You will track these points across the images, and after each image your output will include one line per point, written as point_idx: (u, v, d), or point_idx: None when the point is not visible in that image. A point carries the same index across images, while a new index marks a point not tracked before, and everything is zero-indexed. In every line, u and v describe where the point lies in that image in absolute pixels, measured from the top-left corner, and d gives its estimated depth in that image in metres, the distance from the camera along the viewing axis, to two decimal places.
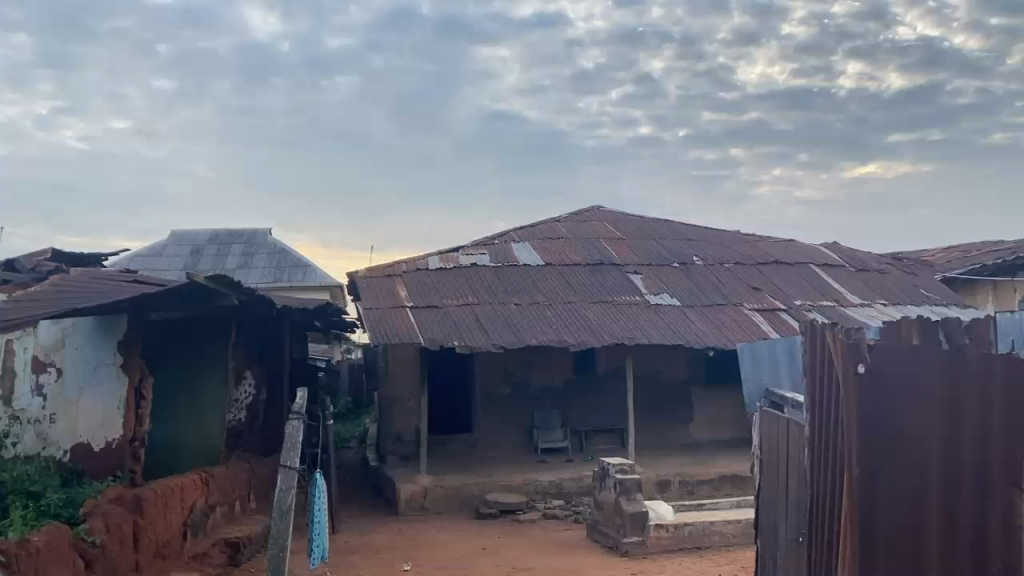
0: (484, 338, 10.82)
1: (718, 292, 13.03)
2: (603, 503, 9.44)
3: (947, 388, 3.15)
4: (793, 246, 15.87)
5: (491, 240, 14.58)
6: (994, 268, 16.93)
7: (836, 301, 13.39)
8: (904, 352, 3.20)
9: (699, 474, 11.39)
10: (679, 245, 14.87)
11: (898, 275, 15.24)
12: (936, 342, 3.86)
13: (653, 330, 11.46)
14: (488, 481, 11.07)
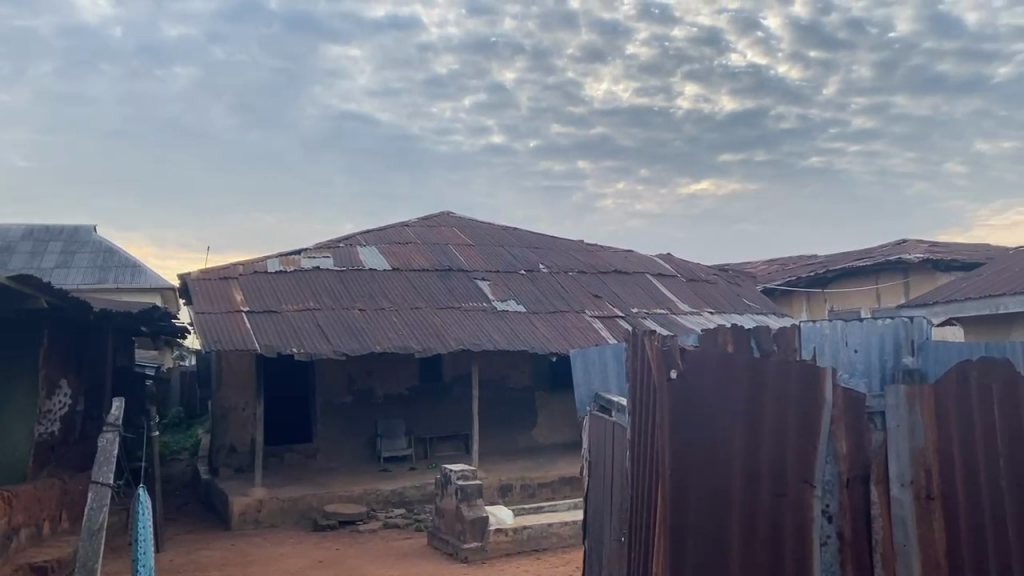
0: (325, 344, 10.53)
1: (561, 299, 13.37)
2: (445, 509, 9.41)
3: (750, 391, 3.38)
4: (632, 256, 16.55)
5: (335, 243, 14.22)
6: (808, 281, 18.45)
7: (670, 309, 14.11)
8: (713, 357, 3.39)
9: (540, 478, 11.61)
10: (524, 252, 15.13)
11: (725, 286, 16.25)
12: (749, 348, 4.09)
13: (498, 336, 11.57)
14: (327, 492, 10.75)
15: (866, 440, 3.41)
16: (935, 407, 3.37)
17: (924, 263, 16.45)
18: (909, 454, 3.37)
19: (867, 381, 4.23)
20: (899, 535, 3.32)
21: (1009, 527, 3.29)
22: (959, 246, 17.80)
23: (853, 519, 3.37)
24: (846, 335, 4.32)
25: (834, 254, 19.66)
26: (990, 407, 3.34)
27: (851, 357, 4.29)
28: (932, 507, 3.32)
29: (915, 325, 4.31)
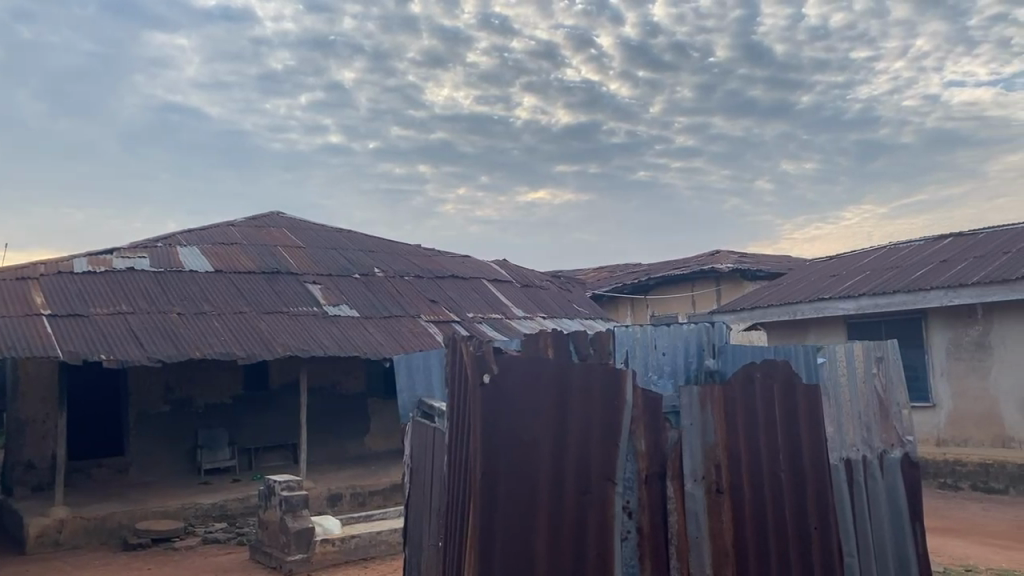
0: (139, 351, 9.85)
1: (396, 304, 13.25)
2: (268, 522, 9.04)
3: (557, 395, 3.52)
4: (467, 261, 16.69)
5: (152, 243, 13.35)
6: (632, 287, 19.43)
7: (503, 314, 14.35)
8: (525, 361, 3.49)
9: (370, 485, 11.44)
10: (358, 255, 14.87)
11: (556, 291, 16.77)
12: (567, 352, 4.21)
13: (329, 342, 11.30)
14: (138, 509, 10.03)
15: (664, 438, 3.66)
16: (725, 407, 3.76)
17: (734, 272, 17.78)
18: (701, 451, 3.71)
19: (672, 381, 4.43)
20: (692, 528, 3.62)
21: (785, 515, 3.76)
22: (764, 257, 19.40)
23: (650, 516, 3.58)
24: (655, 339, 4.40)
25: (656, 262, 20.83)
26: (769, 407, 3.84)
27: (659, 359, 4.41)
28: (721, 500, 3.68)
29: (717, 328, 4.51)
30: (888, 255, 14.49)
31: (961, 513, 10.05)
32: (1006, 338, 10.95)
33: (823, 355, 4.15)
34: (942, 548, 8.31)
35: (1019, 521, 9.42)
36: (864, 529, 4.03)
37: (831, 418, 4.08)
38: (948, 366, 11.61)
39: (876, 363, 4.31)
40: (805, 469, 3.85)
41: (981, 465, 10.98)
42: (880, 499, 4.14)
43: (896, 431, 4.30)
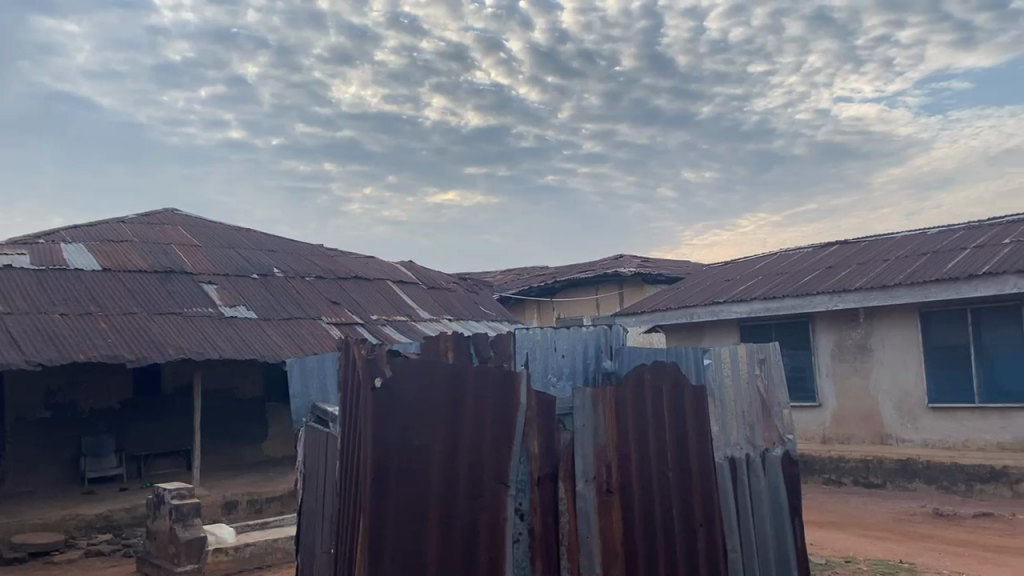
0: (17, 353, 9.27)
1: (296, 306, 12.94)
2: (157, 532, 8.66)
3: (450, 399, 3.50)
4: (371, 263, 16.46)
5: (34, 239, 12.60)
6: (539, 289, 19.64)
7: (408, 316, 14.23)
8: (417, 365, 3.45)
9: (268, 492, 11.11)
10: (257, 255, 14.46)
11: (462, 293, 16.75)
12: (466, 356, 4.19)
13: (225, 345, 10.94)
14: (13, 522, 9.42)
15: (557, 440, 3.71)
16: (615, 409, 3.83)
17: (636, 276, 18.19)
18: (592, 452, 3.77)
19: (571, 383, 4.42)
20: (583, 528, 3.67)
21: (673, 514, 3.87)
22: (666, 262, 19.94)
23: (543, 517, 3.62)
24: (555, 341, 4.38)
25: (562, 266, 21.11)
26: (657, 407, 3.94)
27: (559, 362, 4.37)
28: (611, 500, 3.75)
29: (615, 331, 4.58)
30: (780, 261, 15.14)
31: (842, 507, 10.58)
32: (885, 341, 11.61)
33: (709, 357, 4.29)
34: (824, 541, 8.73)
35: (895, 514, 10.00)
36: (747, 526, 4.19)
37: (716, 418, 4.22)
38: (833, 368, 12.21)
39: (759, 365, 4.48)
40: (692, 468, 3.98)
41: (862, 461, 11.57)
42: (762, 496, 4.30)
43: (777, 430, 4.48)
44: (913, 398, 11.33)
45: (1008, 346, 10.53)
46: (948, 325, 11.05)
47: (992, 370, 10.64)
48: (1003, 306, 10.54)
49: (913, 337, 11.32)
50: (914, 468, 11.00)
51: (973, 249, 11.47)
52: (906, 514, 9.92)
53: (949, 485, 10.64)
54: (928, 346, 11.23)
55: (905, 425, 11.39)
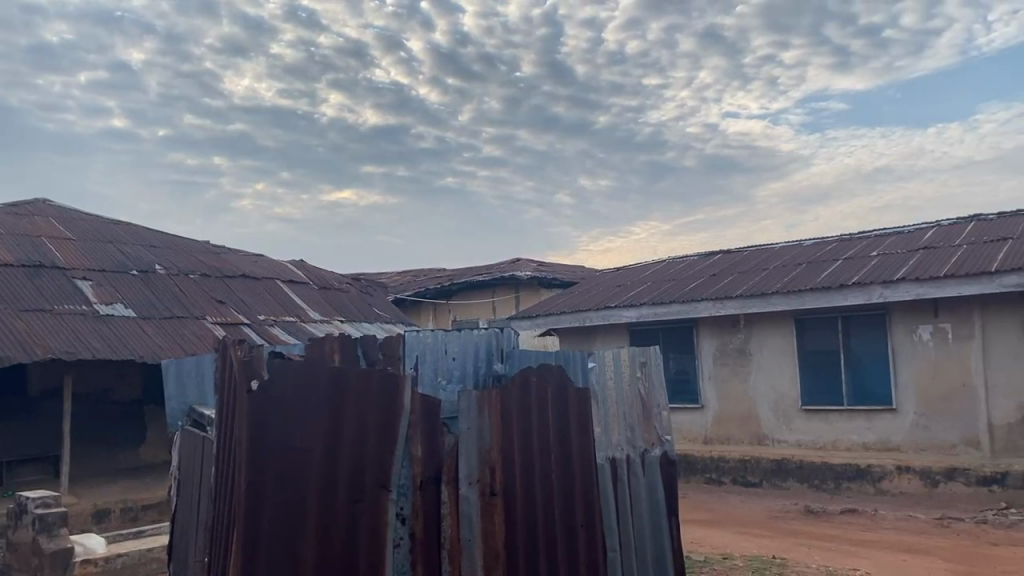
0: None
1: (178, 304, 12.39)
2: (17, 544, 8.12)
3: (330, 401, 3.44)
4: (260, 261, 15.97)
5: None
6: (434, 292, 19.52)
7: (298, 317, 13.88)
8: (296, 366, 3.37)
9: (144, 499, 10.60)
10: (138, 251, 13.78)
11: (356, 294, 16.48)
12: (353, 359, 4.10)
13: (100, 345, 10.36)
14: None
15: (440, 443, 3.70)
16: (501, 411, 3.85)
17: (531, 280, 18.38)
18: (476, 454, 3.77)
19: (461, 387, 4.32)
20: (465, 531, 3.68)
21: (554, 515, 3.92)
22: (561, 267, 20.25)
23: (423, 520, 3.61)
24: (446, 344, 4.27)
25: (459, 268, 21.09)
26: (541, 410, 3.99)
27: (449, 364, 4.28)
28: (493, 502, 3.76)
29: (507, 333, 4.48)
30: (669, 268, 15.63)
31: (722, 505, 11.04)
32: (763, 346, 12.17)
33: (592, 360, 4.38)
34: (704, 538, 9.08)
35: (770, 511, 10.50)
36: (626, 525, 4.30)
37: (598, 420, 4.31)
38: (715, 371, 12.70)
39: (641, 367, 4.60)
40: (574, 470, 4.05)
41: (740, 461, 12.11)
42: (640, 496, 4.42)
43: (656, 431, 4.61)
44: (788, 400, 11.93)
45: (873, 352, 11.24)
46: (820, 331, 11.69)
47: (859, 374, 11.33)
48: (869, 315, 11.25)
49: (789, 342, 11.92)
50: (788, 467, 11.57)
51: (844, 261, 12.18)
52: (780, 512, 10.45)
53: (819, 483, 11.26)
54: (802, 352, 11.84)
55: (780, 427, 11.98)
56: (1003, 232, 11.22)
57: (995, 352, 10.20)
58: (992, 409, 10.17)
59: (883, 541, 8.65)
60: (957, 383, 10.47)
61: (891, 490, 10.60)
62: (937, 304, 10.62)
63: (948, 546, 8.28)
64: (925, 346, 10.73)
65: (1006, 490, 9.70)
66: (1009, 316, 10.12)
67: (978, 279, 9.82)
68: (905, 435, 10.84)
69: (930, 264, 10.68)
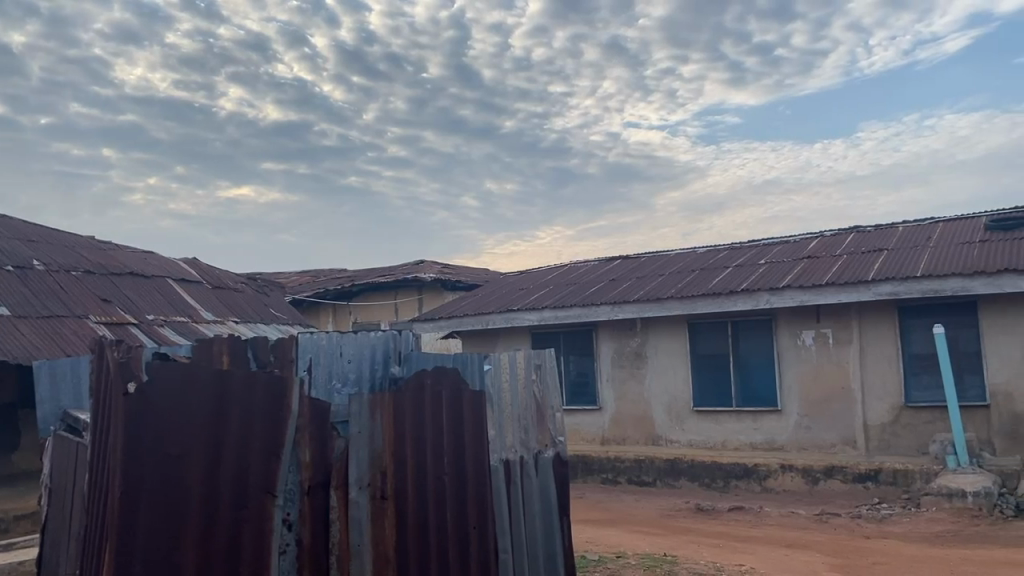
0: None
1: (57, 303, 11.67)
2: None
3: (214, 405, 3.36)
4: (149, 258, 15.27)
5: None
6: (334, 293, 19.10)
7: (189, 317, 13.36)
8: (177, 369, 3.25)
9: (18, 509, 9.94)
10: (13, 245, 12.89)
11: (251, 294, 15.98)
12: (245, 362, 3.96)
13: None
14: None
15: (330, 447, 3.67)
16: (394, 415, 3.83)
17: (434, 282, 18.31)
18: (367, 458, 3.75)
19: (356, 390, 4.21)
20: (355, 536, 3.65)
21: (447, 517, 3.93)
22: (464, 269, 20.25)
23: (311, 527, 3.57)
24: (342, 345, 4.16)
25: (360, 269, 20.76)
26: (436, 413, 3.99)
27: (345, 366, 4.17)
28: (385, 506, 3.74)
29: (405, 336, 4.37)
30: (570, 272, 15.88)
31: (616, 505, 11.26)
32: (659, 349, 12.52)
33: (488, 362, 4.39)
34: (599, 538, 9.25)
35: (662, 510, 10.78)
36: (519, 527, 4.34)
37: (492, 422, 4.34)
38: (613, 374, 12.97)
39: (535, 371, 4.65)
40: (468, 473, 4.06)
41: (635, 461, 12.35)
42: (533, 497, 4.48)
43: (549, 432, 4.68)
44: (680, 401, 12.33)
45: (760, 357, 11.74)
46: (713, 335, 12.13)
47: (747, 377, 11.83)
48: (757, 320, 11.75)
49: (682, 345, 12.30)
50: (680, 467, 11.89)
51: (734, 268, 12.69)
52: (671, 510, 10.76)
53: (709, 482, 11.64)
54: (694, 355, 12.25)
55: (673, 427, 12.38)
56: (879, 243, 11.94)
57: (871, 357, 10.83)
58: (867, 411, 10.81)
59: (768, 537, 9.04)
60: (836, 386, 11.05)
61: (776, 488, 11.09)
62: (820, 311, 11.19)
63: (827, 541, 8.72)
64: (807, 352, 11.28)
65: (879, 486, 10.29)
66: (883, 323, 10.77)
67: (856, 287, 10.41)
68: (788, 435, 11.40)
69: (812, 272, 11.26)
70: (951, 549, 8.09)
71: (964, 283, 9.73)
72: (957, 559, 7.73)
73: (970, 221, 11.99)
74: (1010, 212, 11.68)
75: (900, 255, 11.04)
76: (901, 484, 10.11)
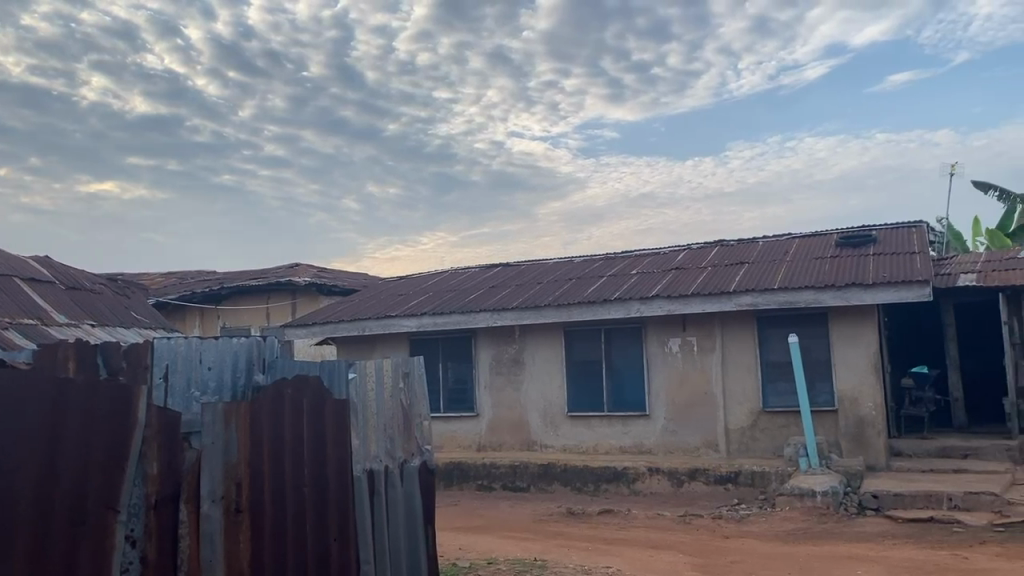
0: None
1: None
2: None
3: (51, 414, 3.14)
4: None
5: None
6: (202, 296, 18.26)
7: (39, 320, 12.42)
8: (9, 377, 3.04)
9: None
10: None
11: (109, 296, 15.05)
12: (93, 369, 3.61)
13: None
14: None
15: (179, 459, 3.49)
16: (250, 423, 3.72)
17: (310, 287, 17.86)
18: (221, 469, 3.62)
19: (216, 399, 4.02)
20: (206, 551, 3.53)
21: (304, 528, 3.87)
22: (340, 273, 19.85)
23: (158, 541, 3.40)
24: (202, 351, 3.95)
25: (231, 271, 19.95)
26: (296, 422, 3.90)
27: (204, 374, 3.97)
28: (239, 520, 3.64)
29: (268, 342, 4.22)
30: (449, 279, 15.87)
31: (490, 511, 11.27)
32: (535, 356, 12.70)
33: (354, 370, 4.31)
34: (471, 545, 9.25)
35: (534, 515, 10.91)
36: (382, 537, 4.29)
37: (357, 431, 4.27)
38: (490, 381, 13.04)
39: (402, 378, 4.58)
40: (328, 484, 4.00)
41: (510, 467, 12.34)
42: (397, 505, 4.43)
43: (416, 441, 4.64)
44: (555, 407, 12.54)
45: (630, 363, 12.11)
46: (587, 343, 12.41)
47: (618, 383, 12.17)
48: (629, 329, 12.12)
49: (558, 352, 12.54)
50: (553, 472, 12.02)
51: (608, 277, 13.05)
52: (544, 515, 10.91)
53: (581, 486, 11.83)
54: (570, 362, 12.50)
55: (548, 432, 12.58)
56: (741, 256, 12.59)
57: (732, 364, 11.39)
58: (728, 415, 11.36)
59: (633, 539, 9.32)
60: (699, 392, 11.55)
61: (643, 491, 11.39)
62: (685, 320, 11.67)
63: (688, 541, 9.07)
64: (674, 358, 11.74)
65: (738, 488, 10.79)
66: (743, 332, 11.36)
67: (720, 298, 10.94)
68: (655, 439, 11.84)
69: (680, 283, 11.74)
70: (802, 546, 8.60)
71: (815, 295, 10.40)
72: (805, 555, 8.21)
73: (822, 237, 12.83)
74: (857, 230, 12.59)
75: (760, 268, 11.67)
76: (759, 484, 10.65)
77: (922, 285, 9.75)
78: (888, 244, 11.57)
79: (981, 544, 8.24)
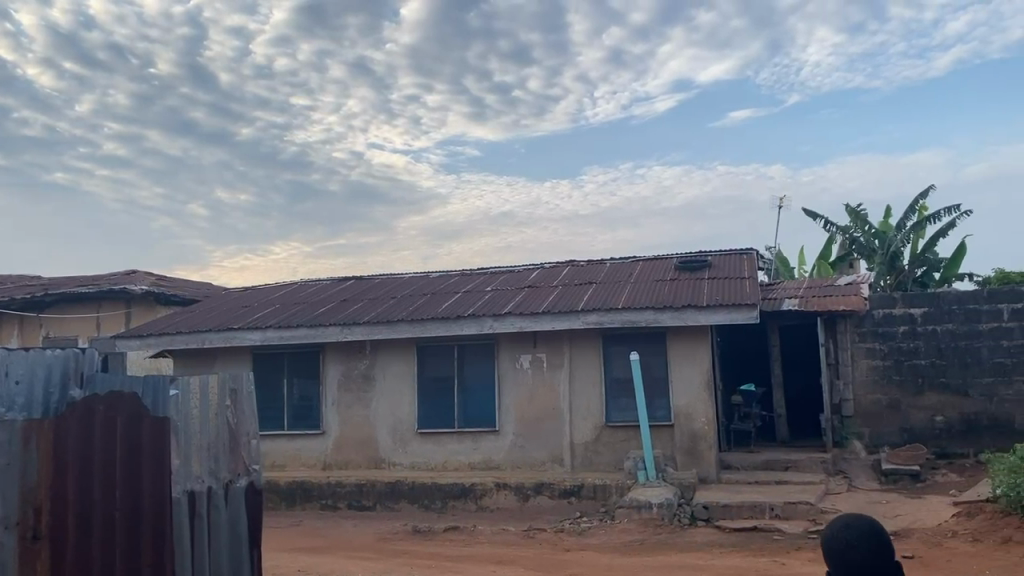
0: None
1: None
2: None
3: None
4: None
5: None
6: (21, 303, 16.80)
7: None
8: None
9: None
10: None
11: None
12: None
13: None
14: None
15: None
16: (52, 443, 3.55)
17: (147, 295, 16.86)
18: (17, 493, 3.44)
19: (24, 416, 3.67)
20: None
21: (112, 556, 3.69)
22: (181, 282, 18.86)
23: None
24: (6, 364, 3.60)
25: (58, 278, 18.48)
26: (108, 440, 3.74)
27: (10, 389, 3.62)
28: (36, 547, 3.47)
29: (88, 355, 3.87)
30: (298, 291, 15.44)
31: (333, 531, 10.99)
32: (386, 372, 12.56)
33: (176, 387, 4.10)
34: (312, 566, 8.99)
35: (379, 534, 10.75)
36: (202, 561, 4.13)
37: (177, 452, 4.07)
38: (338, 397, 12.76)
39: (230, 396, 4.35)
40: (142, 508, 3.81)
41: (356, 485, 12.09)
42: (220, 529, 4.26)
43: (242, 459, 4.42)
44: (405, 424, 12.44)
45: (481, 379, 12.23)
46: (439, 358, 12.42)
47: (468, 400, 12.24)
48: (480, 346, 12.24)
49: (409, 368, 12.48)
50: (401, 489, 11.86)
51: (462, 293, 13.14)
52: (388, 533, 10.77)
53: (427, 504, 11.75)
54: (421, 377, 12.45)
55: (396, 450, 12.45)
56: (589, 277, 13.03)
57: (579, 381, 11.74)
58: (573, 431, 11.67)
59: (476, 555, 9.37)
60: (546, 408, 11.81)
61: (490, 506, 11.47)
62: (535, 337, 11.91)
63: (532, 555, 9.23)
64: (524, 374, 11.96)
65: (580, 501, 11.08)
66: (589, 350, 11.74)
67: (568, 316, 11.25)
68: (503, 454, 11.98)
69: (531, 301, 12.00)
70: (638, 557, 8.93)
71: (655, 315, 10.91)
72: (641, 566, 8.54)
73: (663, 261, 13.49)
74: (696, 255, 13.32)
75: (606, 288, 12.12)
76: (600, 498, 11.01)
77: (751, 308, 10.44)
78: (722, 269, 12.34)
79: (797, 550, 8.88)
